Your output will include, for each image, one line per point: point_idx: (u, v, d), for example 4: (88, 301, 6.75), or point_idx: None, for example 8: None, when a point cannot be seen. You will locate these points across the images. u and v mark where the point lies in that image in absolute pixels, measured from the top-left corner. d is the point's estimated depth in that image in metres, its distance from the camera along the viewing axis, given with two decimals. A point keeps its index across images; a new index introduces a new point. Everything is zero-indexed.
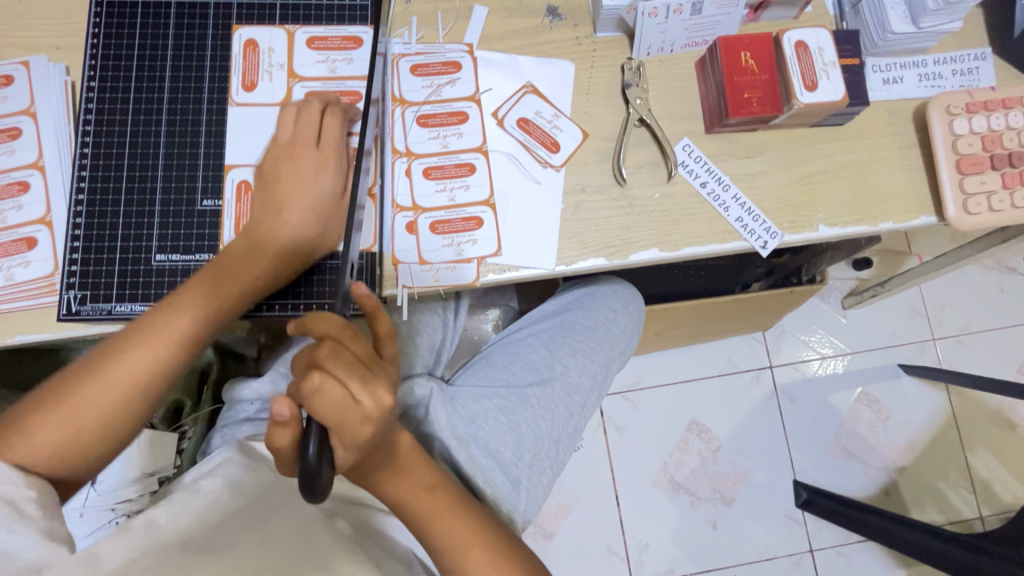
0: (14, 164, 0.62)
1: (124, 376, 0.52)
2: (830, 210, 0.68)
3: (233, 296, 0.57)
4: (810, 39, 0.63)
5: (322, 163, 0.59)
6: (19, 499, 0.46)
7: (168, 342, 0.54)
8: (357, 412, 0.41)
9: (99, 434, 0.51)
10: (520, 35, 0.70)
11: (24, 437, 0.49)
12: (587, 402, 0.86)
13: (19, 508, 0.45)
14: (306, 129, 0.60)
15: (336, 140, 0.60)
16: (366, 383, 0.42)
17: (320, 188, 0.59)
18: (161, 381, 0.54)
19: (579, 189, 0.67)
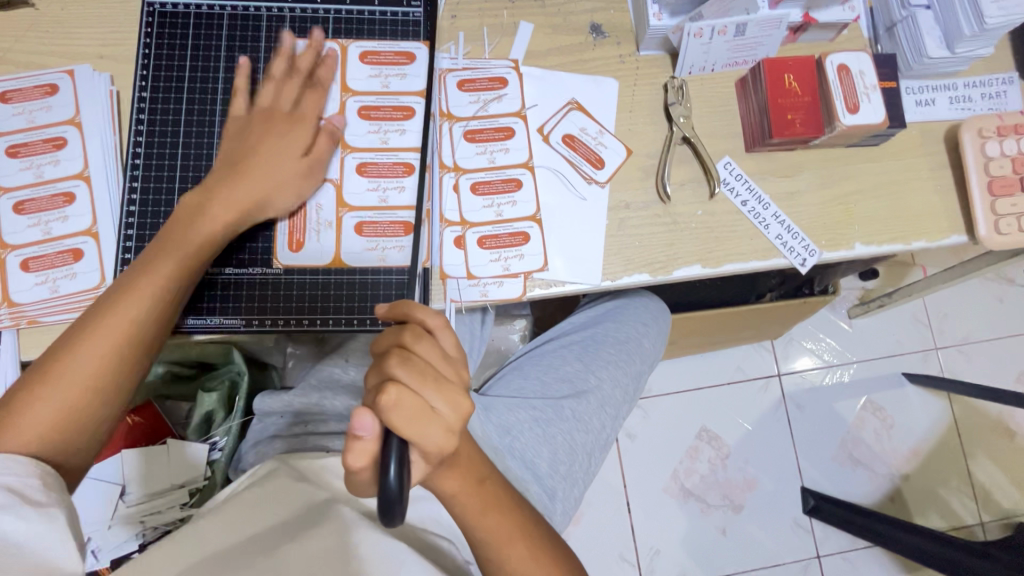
0: (60, 174, 0.61)
1: (105, 336, 0.51)
2: (866, 228, 0.70)
3: (178, 268, 0.56)
4: (852, 62, 0.65)
5: (293, 131, 0.61)
6: (23, 488, 0.43)
7: (144, 294, 0.53)
8: (437, 422, 0.37)
9: (91, 408, 0.50)
10: (565, 52, 0.70)
11: (5, 424, 0.47)
12: (619, 414, 0.87)
13: (25, 495, 0.42)
14: (277, 93, 0.62)
15: (312, 112, 0.62)
16: (442, 390, 0.38)
17: (274, 158, 0.59)
18: (146, 334, 0.53)
19: (624, 206, 0.68)
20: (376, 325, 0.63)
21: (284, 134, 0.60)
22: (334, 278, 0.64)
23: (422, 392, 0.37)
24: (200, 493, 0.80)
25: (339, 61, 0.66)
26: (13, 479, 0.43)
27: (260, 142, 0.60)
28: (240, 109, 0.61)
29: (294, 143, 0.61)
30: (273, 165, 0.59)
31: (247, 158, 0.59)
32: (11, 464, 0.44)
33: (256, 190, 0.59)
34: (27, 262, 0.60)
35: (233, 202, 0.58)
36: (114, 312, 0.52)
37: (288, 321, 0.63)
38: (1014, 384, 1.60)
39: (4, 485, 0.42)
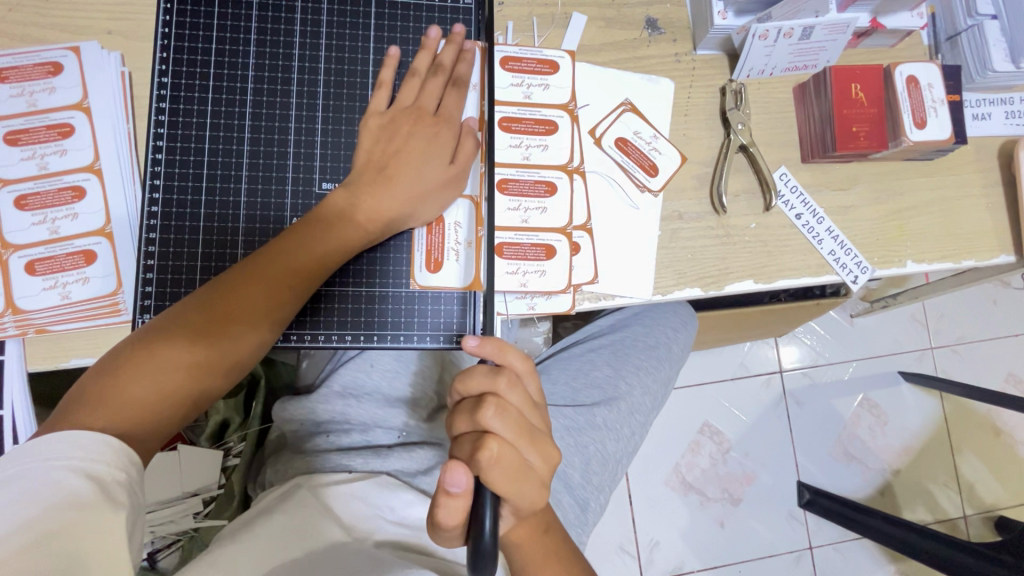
0: (68, 166, 0.55)
1: (220, 324, 0.47)
2: (918, 246, 0.68)
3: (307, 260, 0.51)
4: (921, 74, 0.63)
5: (441, 135, 0.56)
6: (109, 481, 0.39)
7: (256, 289, 0.49)
8: (532, 474, 0.42)
9: (176, 395, 0.45)
10: (618, 48, 0.66)
11: (98, 400, 0.43)
12: (646, 422, 0.85)
13: (110, 493, 0.39)
14: (431, 95, 0.57)
15: (454, 112, 0.57)
16: (534, 443, 0.43)
17: (432, 157, 0.55)
18: (254, 331, 0.49)
19: (677, 217, 0.64)
20: (419, 342, 0.59)
21: (429, 136, 0.55)
22: (377, 290, 0.59)
23: (518, 446, 0.42)
24: (215, 502, 0.78)
25: (481, 59, 0.61)
26: (101, 469, 0.40)
27: (402, 149, 0.55)
28: (380, 106, 0.57)
29: (438, 152, 0.56)
30: (422, 169, 0.55)
31: (405, 159, 0.54)
32: (103, 450, 0.40)
33: (398, 198, 0.54)
34: (32, 265, 0.54)
35: (377, 213, 0.54)
36: (228, 305, 0.48)
37: (329, 337, 0.58)
38: (1001, 385, 1.57)
39: (89, 472, 0.39)
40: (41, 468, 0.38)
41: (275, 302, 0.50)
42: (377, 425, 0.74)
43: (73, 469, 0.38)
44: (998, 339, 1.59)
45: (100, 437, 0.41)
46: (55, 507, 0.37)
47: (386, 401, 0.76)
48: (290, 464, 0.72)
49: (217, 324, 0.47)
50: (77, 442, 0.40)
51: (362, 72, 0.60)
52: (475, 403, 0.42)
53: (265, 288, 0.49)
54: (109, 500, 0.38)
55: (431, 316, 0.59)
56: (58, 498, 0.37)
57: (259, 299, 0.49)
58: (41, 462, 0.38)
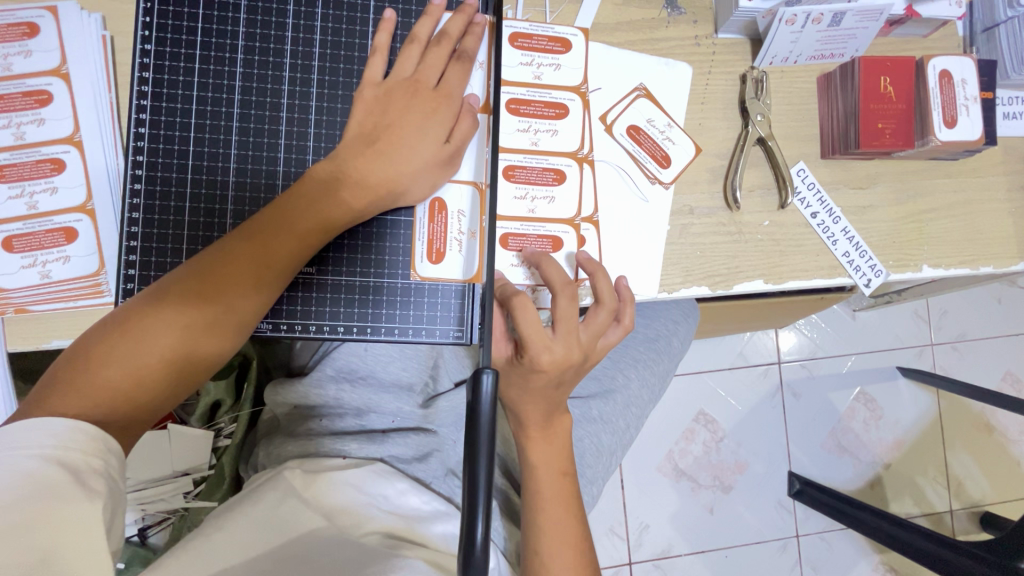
0: (45, 137, 0.52)
1: (199, 300, 0.45)
2: (936, 250, 0.65)
3: (287, 232, 0.48)
4: (955, 69, 0.59)
5: (439, 110, 0.52)
6: (84, 469, 0.38)
7: (234, 262, 0.46)
8: None
9: (157, 374, 0.44)
10: (635, 29, 0.62)
11: (79, 380, 0.42)
12: (643, 415, 0.84)
13: (85, 482, 0.37)
14: (429, 67, 0.53)
15: (457, 90, 0.54)
16: None
17: (430, 135, 0.52)
18: (236, 305, 0.46)
19: (688, 211, 0.62)
20: (415, 336, 0.56)
21: (423, 109, 0.52)
22: (371, 281, 0.56)
23: None
24: (205, 483, 0.77)
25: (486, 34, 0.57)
26: (75, 457, 0.38)
27: (395, 124, 0.51)
28: (376, 77, 0.54)
29: (436, 129, 0.52)
30: (419, 148, 0.51)
31: (399, 134, 0.51)
32: (78, 438, 0.39)
33: (395, 178, 0.51)
34: (10, 241, 0.51)
35: (366, 188, 0.50)
36: (205, 280, 0.45)
37: (321, 328, 0.55)
38: (998, 384, 1.57)
39: (62, 461, 0.37)
40: (10, 456, 0.36)
41: (257, 280, 0.47)
42: (370, 410, 0.73)
43: (47, 458, 0.37)
44: (999, 338, 1.58)
45: (72, 424, 0.39)
46: (26, 496, 0.35)
47: (380, 387, 0.73)
48: (280, 449, 0.70)
49: (195, 299, 0.45)
50: (48, 429, 0.38)
51: (360, 45, 0.56)
52: None
53: (245, 261, 0.47)
54: (83, 489, 0.37)
55: (428, 309, 0.57)
56: (28, 486, 0.35)
57: (238, 272, 0.46)
58: (12, 450, 0.36)
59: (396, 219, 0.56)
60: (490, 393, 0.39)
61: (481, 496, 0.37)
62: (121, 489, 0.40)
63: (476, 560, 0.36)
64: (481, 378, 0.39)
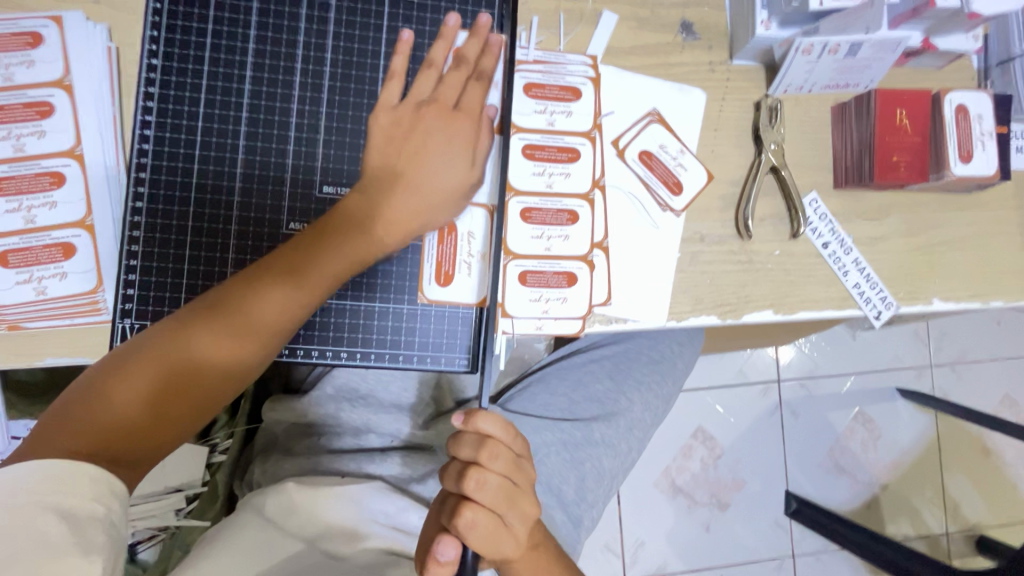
0: (45, 150, 0.51)
1: (215, 330, 0.45)
2: (946, 283, 0.64)
3: (305, 259, 0.47)
4: (971, 103, 0.59)
5: (454, 131, 0.52)
6: (82, 517, 0.37)
7: (251, 291, 0.46)
8: (507, 532, 0.44)
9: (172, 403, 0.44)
10: (649, 53, 0.61)
11: (95, 410, 0.42)
12: (646, 439, 0.83)
13: (82, 532, 0.37)
14: (446, 91, 0.52)
15: (475, 110, 0.53)
16: (514, 507, 0.44)
17: (449, 160, 0.51)
18: (250, 334, 0.46)
19: (698, 238, 0.61)
20: (420, 363, 0.55)
21: (443, 132, 0.51)
22: (376, 306, 0.55)
23: (496, 511, 0.43)
24: (199, 499, 0.75)
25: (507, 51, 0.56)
26: (74, 504, 0.38)
27: (413, 151, 0.51)
28: (390, 102, 0.52)
29: (456, 151, 0.52)
30: (437, 172, 0.51)
31: (418, 159, 0.51)
32: (77, 483, 0.38)
33: (412, 205, 0.51)
34: (6, 255, 0.50)
35: (396, 225, 0.50)
36: (223, 310, 0.46)
37: (324, 353, 0.54)
38: (996, 407, 1.56)
39: (60, 508, 0.37)
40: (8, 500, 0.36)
41: (269, 319, 0.46)
42: (370, 430, 0.72)
43: (46, 506, 0.37)
44: (997, 362, 1.57)
45: (71, 463, 0.39)
46: (21, 548, 0.34)
47: (381, 407, 0.73)
48: (276, 468, 0.69)
49: (212, 330, 0.45)
50: (46, 470, 0.38)
51: (372, 66, 0.54)
52: (457, 467, 0.44)
53: (260, 291, 0.46)
54: (79, 542, 0.37)
55: (434, 335, 0.56)
56: (23, 537, 0.35)
57: (254, 301, 0.46)
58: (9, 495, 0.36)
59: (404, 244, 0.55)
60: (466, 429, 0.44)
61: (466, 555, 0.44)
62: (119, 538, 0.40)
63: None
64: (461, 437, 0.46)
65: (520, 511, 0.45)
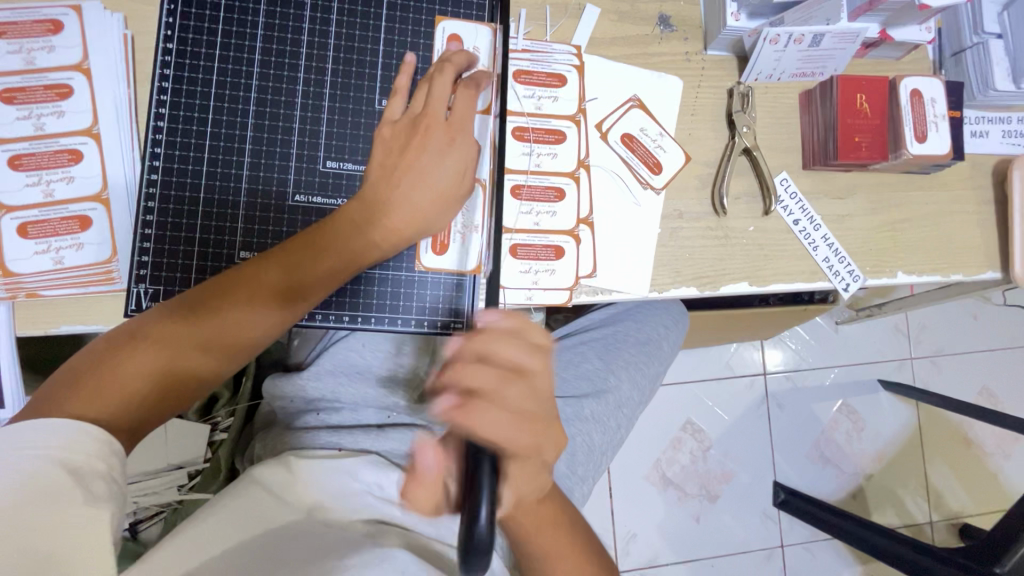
0: (64, 128, 0.54)
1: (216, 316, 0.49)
2: (909, 257, 0.69)
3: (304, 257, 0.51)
4: (924, 88, 0.64)
5: (451, 138, 0.54)
6: (86, 471, 0.40)
7: (253, 283, 0.50)
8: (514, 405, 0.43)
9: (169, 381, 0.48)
10: (630, 44, 0.66)
11: (94, 384, 0.45)
12: (634, 416, 0.86)
13: (87, 484, 0.40)
14: (439, 100, 0.55)
15: (466, 116, 0.55)
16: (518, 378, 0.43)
17: (445, 164, 0.54)
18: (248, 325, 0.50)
19: (677, 215, 0.65)
20: (417, 326, 0.59)
21: (434, 143, 0.53)
22: (377, 272, 0.58)
23: (502, 389, 0.42)
24: (200, 475, 0.78)
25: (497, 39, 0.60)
26: (79, 460, 0.41)
27: (410, 159, 0.53)
28: (394, 114, 0.56)
29: (455, 156, 0.54)
30: (434, 174, 0.53)
31: (414, 169, 0.53)
32: (83, 442, 0.41)
33: (410, 206, 0.53)
34: (25, 227, 0.53)
35: (394, 230, 0.53)
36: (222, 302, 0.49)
37: (327, 316, 0.58)
38: (974, 397, 1.61)
39: (67, 464, 0.40)
40: (17, 458, 0.39)
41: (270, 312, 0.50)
42: (367, 405, 0.75)
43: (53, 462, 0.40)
44: (974, 353, 1.63)
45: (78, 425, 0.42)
46: (30, 497, 0.37)
47: (377, 383, 0.76)
48: (277, 442, 0.71)
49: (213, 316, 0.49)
50: (55, 430, 0.41)
51: (372, 52, 0.58)
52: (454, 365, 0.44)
53: (260, 283, 0.50)
54: (85, 492, 0.39)
55: (430, 301, 0.59)
56: (34, 487, 0.38)
57: (254, 293, 0.49)
58: (20, 452, 0.39)
59: None
60: None
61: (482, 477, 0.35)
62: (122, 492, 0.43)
63: (478, 541, 0.34)
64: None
65: (525, 390, 0.44)
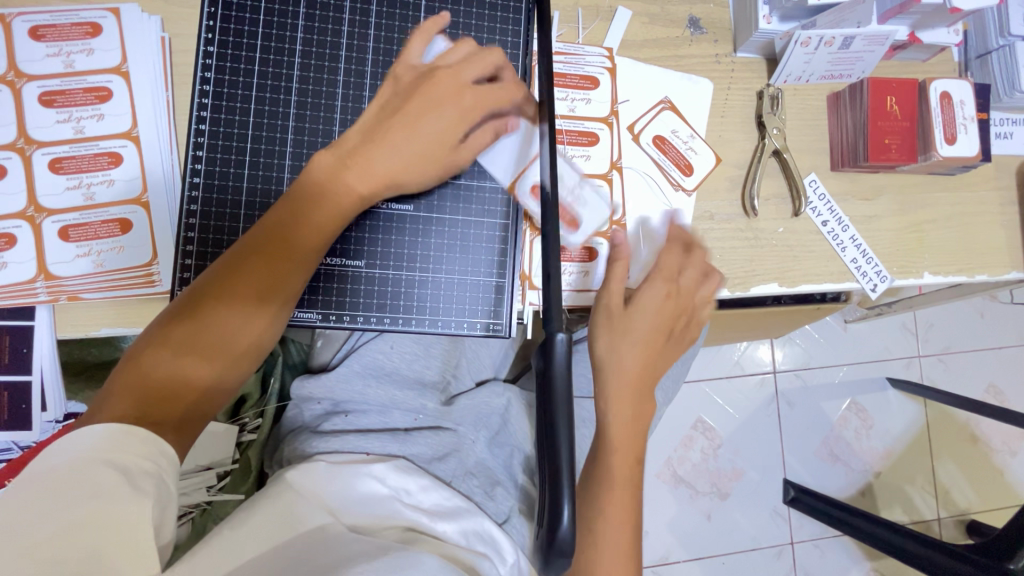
0: (104, 131, 0.54)
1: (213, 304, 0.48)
2: (935, 258, 0.70)
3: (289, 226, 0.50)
4: (955, 91, 0.65)
5: (458, 98, 0.52)
6: (136, 471, 0.40)
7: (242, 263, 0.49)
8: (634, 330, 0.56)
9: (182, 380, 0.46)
10: (660, 46, 0.66)
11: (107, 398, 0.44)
12: (657, 415, 0.87)
13: (136, 483, 0.40)
14: (449, 54, 0.54)
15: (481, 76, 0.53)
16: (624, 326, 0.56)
17: (442, 118, 0.52)
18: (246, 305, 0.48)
19: (708, 217, 0.65)
20: (456, 328, 0.59)
21: (439, 94, 0.52)
22: (416, 274, 0.58)
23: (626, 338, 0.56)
24: (230, 476, 0.78)
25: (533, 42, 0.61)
26: (129, 460, 0.40)
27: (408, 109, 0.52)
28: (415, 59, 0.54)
29: (452, 113, 0.52)
30: (424, 126, 0.51)
31: (415, 124, 0.51)
32: (131, 443, 0.41)
33: (397, 158, 0.51)
34: (67, 230, 0.53)
35: (380, 178, 0.51)
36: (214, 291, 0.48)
37: (367, 319, 0.58)
38: (982, 394, 1.63)
39: (117, 464, 0.40)
40: (71, 459, 0.39)
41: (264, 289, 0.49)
42: (395, 406, 0.75)
43: (104, 462, 0.39)
44: (982, 351, 1.64)
45: (120, 428, 0.42)
46: (80, 495, 0.37)
47: (405, 383, 0.76)
48: (305, 443, 0.71)
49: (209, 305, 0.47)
50: (100, 434, 0.41)
51: None
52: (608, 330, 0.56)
53: (249, 260, 0.49)
54: (134, 489, 0.39)
55: (469, 303, 0.59)
56: (87, 487, 0.37)
57: (245, 271, 0.48)
58: (72, 453, 0.39)
59: (441, 218, 0.59)
60: (563, 357, 0.36)
61: (565, 463, 0.34)
62: (172, 491, 0.42)
63: (561, 541, 0.33)
64: (554, 343, 0.36)
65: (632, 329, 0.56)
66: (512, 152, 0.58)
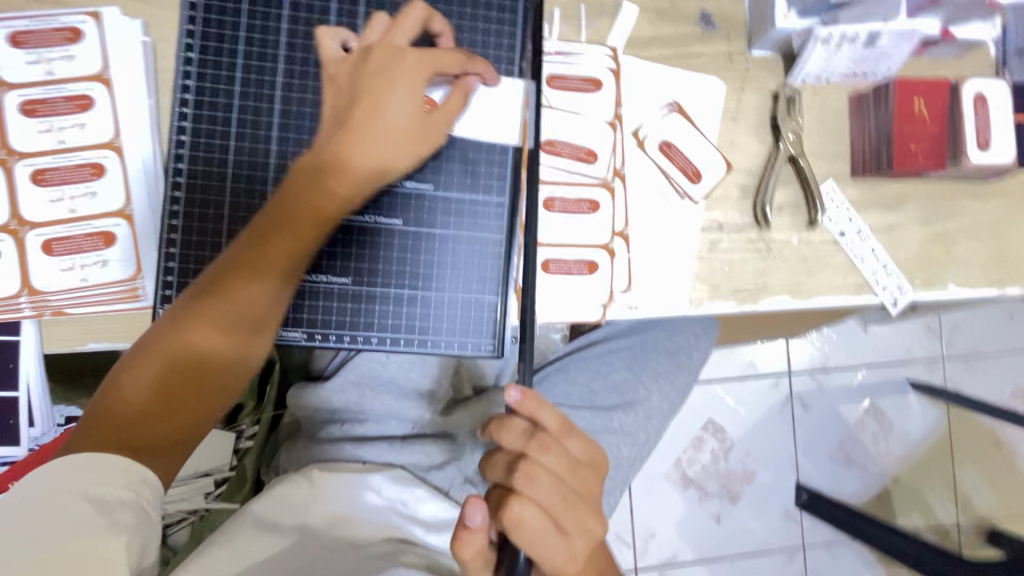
0: (86, 142, 0.53)
1: (207, 310, 0.46)
2: (963, 271, 0.65)
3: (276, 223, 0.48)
4: (990, 92, 0.59)
5: (415, 79, 0.49)
6: (115, 501, 0.40)
7: (234, 264, 0.47)
8: None
9: (180, 390, 0.45)
10: (668, 44, 0.62)
11: (106, 411, 0.44)
12: (662, 426, 0.84)
13: (113, 514, 0.39)
14: (371, 30, 0.52)
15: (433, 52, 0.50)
16: None
17: (404, 99, 0.49)
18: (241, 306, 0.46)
19: (717, 227, 0.62)
20: (448, 347, 0.56)
21: (389, 70, 0.49)
22: (407, 291, 0.56)
23: None
24: (227, 483, 0.78)
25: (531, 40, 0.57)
26: (109, 491, 0.40)
27: (366, 90, 0.49)
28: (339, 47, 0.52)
29: (409, 93, 0.49)
30: (385, 111, 0.49)
31: (378, 102, 0.48)
32: (113, 473, 0.41)
33: (370, 150, 0.49)
34: (50, 244, 0.52)
35: (358, 173, 0.49)
36: (206, 295, 0.46)
37: (356, 337, 0.56)
38: (1008, 399, 1.56)
39: (96, 496, 0.39)
40: (50, 490, 0.39)
41: (257, 287, 0.47)
42: (391, 416, 0.73)
43: (80, 494, 0.39)
44: (1010, 354, 1.57)
45: (104, 458, 0.41)
46: (54, 529, 0.37)
47: (402, 394, 0.74)
48: (300, 454, 0.70)
49: (203, 311, 0.46)
50: (83, 464, 0.40)
51: None
52: None
53: (240, 261, 0.47)
54: (110, 521, 0.39)
55: (462, 321, 0.57)
56: (63, 520, 0.37)
57: (237, 273, 0.46)
58: (53, 483, 0.39)
59: (432, 233, 0.56)
60: None
61: None
62: (155, 521, 0.42)
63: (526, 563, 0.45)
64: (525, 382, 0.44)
65: None
66: (514, 114, 0.56)
